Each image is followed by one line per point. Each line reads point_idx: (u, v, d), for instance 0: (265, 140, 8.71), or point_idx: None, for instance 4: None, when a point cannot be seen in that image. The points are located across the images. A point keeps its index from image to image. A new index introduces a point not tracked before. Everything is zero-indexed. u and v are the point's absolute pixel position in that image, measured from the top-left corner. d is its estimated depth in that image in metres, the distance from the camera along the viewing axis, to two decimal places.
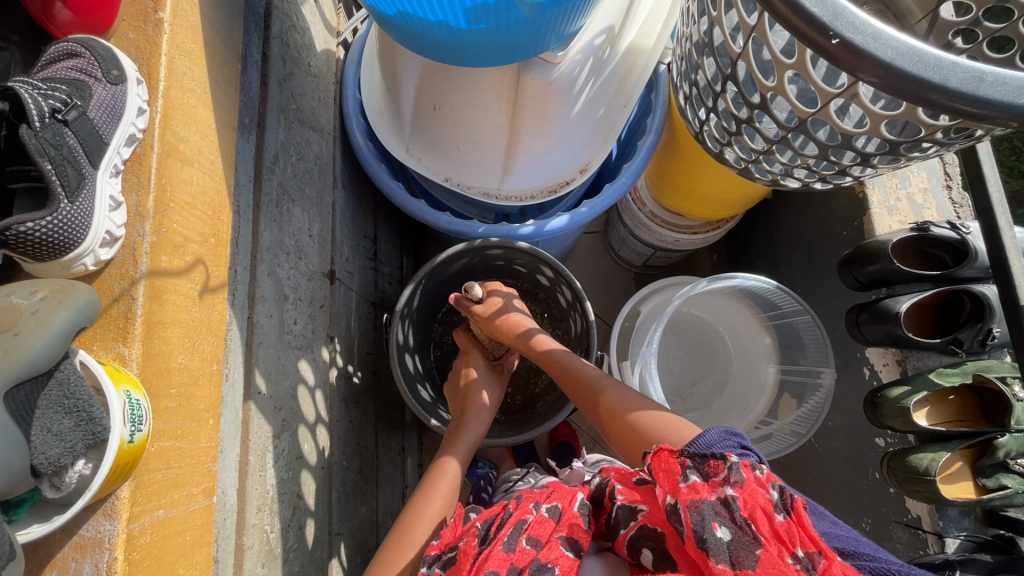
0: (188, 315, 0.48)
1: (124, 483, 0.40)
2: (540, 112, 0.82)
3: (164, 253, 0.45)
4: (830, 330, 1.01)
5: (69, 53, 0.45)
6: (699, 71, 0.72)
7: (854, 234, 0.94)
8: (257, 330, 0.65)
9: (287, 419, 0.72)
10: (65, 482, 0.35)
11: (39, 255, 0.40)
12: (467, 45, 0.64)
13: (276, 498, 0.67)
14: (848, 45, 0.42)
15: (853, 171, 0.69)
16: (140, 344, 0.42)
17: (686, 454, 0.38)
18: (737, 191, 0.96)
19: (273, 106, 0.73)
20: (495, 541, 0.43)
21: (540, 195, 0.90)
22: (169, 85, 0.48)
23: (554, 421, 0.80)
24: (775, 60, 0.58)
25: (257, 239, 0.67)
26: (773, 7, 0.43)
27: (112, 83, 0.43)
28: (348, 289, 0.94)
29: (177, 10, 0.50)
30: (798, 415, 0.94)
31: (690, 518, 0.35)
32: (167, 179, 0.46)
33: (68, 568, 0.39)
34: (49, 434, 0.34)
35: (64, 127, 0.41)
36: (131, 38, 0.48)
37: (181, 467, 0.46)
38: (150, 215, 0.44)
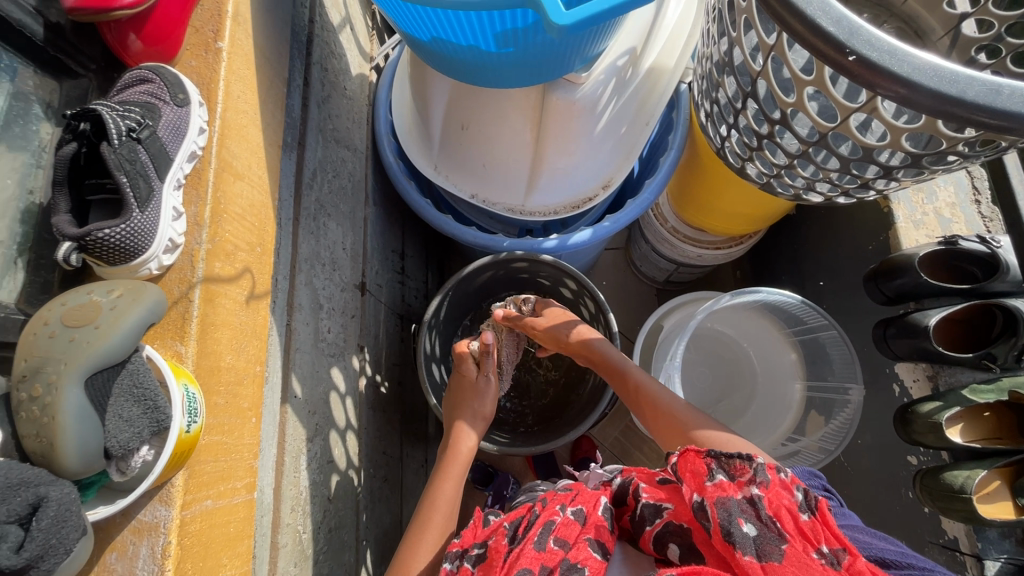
0: (237, 318, 0.51)
1: (179, 472, 0.43)
2: (564, 130, 0.85)
3: (218, 260, 0.49)
4: (857, 346, 1.00)
5: (141, 78, 0.49)
6: (720, 88, 0.74)
7: (880, 249, 0.94)
8: (295, 337, 0.68)
9: (319, 423, 0.74)
10: (131, 467, 0.37)
11: (111, 259, 0.44)
12: (497, 67, 0.67)
13: (308, 500, 0.70)
14: (865, 61, 0.43)
15: (876, 185, 0.69)
16: (195, 343, 0.45)
17: (711, 453, 0.39)
18: (759, 207, 0.97)
19: (313, 126, 0.78)
20: (526, 540, 0.44)
21: (564, 210, 0.93)
22: (225, 107, 0.53)
23: (578, 432, 0.82)
24: (794, 78, 0.60)
25: (296, 251, 0.71)
26: (789, 27, 0.45)
27: (178, 105, 0.48)
28: (377, 300, 0.97)
29: (233, 40, 0.54)
30: (826, 431, 0.91)
31: (717, 513, 0.36)
32: (222, 192, 0.50)
33: (126, 550, 0.41)
34: (121, 420, 0.36)
35: (137, 144, 0.45)
36: (192, 65, 0.53)
37: (227, 461, 0.49)
38: (207, 225, 0.48)
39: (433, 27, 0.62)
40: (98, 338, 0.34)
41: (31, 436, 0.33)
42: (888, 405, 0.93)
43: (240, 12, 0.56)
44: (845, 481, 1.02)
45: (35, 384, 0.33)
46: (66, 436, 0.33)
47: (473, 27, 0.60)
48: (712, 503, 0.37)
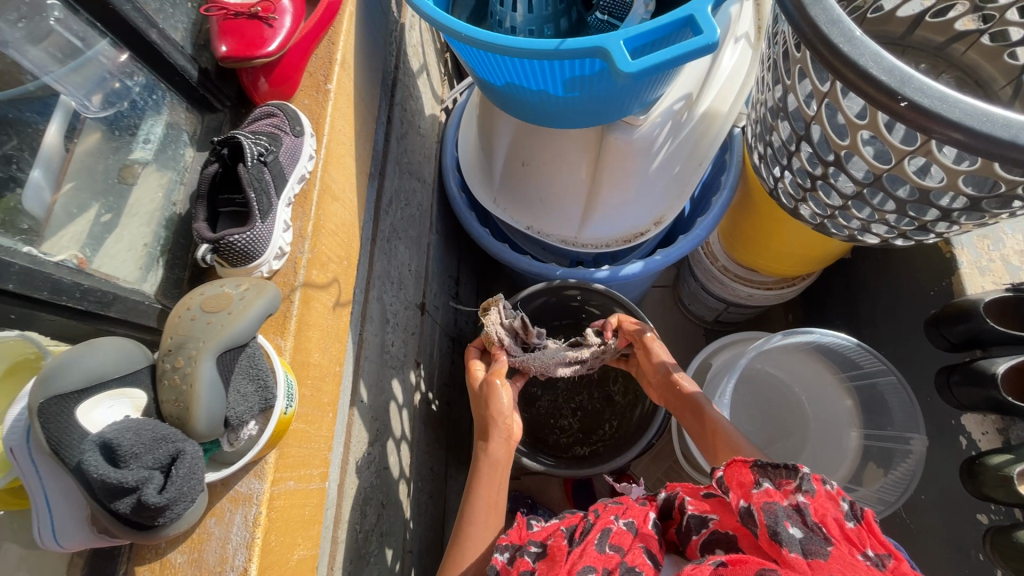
0: (325, 321, 0.58)
1: (272, 451, 0.48)
2: (621, 168, 0.90)
3: (315, 268, 0.56)
4: (919, 394, 0.96)
5: (267, 114, 0.59)
6: (775, 132, 0.78)
7: (943, 294, 0.92)
8: (365, 346, 0.74)
9: (379, 430, 0.79)
10: (239, 438, 0.45)
11: (232, 261, 0.51)
12: (563, 109, 0.73)
13: (365, 501, 0.74)
14: (917, 106, 0.46)
15: (935, 228, 0.70)
16: (293, 338, 0.52)
17: (758, 464, 0.45)
18: (812, 248, 0.98)
19: (393, 158, 0.86)
20: (587, 541, 0.46)
21: (616, 244, 0.98)
22: (330, 138, 0.61)
23: (624, 460, 0.84)
24: (848, 122, 0.63)
25: (371, 268, 0.78)
26: (842, 76, 0.49)
27: (296, 135, 0.56)
28: (434, 321, 1.03)
29: (339, 83, 0.64)
30: (884, 483, 0.88)
31: (764, 515, 0.41)
32: (322, 211, 0.58)
33: (222, 516, 0.47)
34: (238, 394, 0.43)
35: (264, 167, 0.52)
36: (307, 103, 0.63)
37: (308, 448, 0.54)
38: (309, 237, 0.56)
39: (508, 74, 0.69)
40: (231, 321, 0.41)
41: (170, 402, 0.40)
42: (954, 458, 0.89)
43: (347, 62, 0.66)
44: (908, 538, 0.96)
45: (178, 356, 0.40)
46: (200, 403, 0.39)
47: (544, 74, 0.66)
48: (759, 507, 0.42)
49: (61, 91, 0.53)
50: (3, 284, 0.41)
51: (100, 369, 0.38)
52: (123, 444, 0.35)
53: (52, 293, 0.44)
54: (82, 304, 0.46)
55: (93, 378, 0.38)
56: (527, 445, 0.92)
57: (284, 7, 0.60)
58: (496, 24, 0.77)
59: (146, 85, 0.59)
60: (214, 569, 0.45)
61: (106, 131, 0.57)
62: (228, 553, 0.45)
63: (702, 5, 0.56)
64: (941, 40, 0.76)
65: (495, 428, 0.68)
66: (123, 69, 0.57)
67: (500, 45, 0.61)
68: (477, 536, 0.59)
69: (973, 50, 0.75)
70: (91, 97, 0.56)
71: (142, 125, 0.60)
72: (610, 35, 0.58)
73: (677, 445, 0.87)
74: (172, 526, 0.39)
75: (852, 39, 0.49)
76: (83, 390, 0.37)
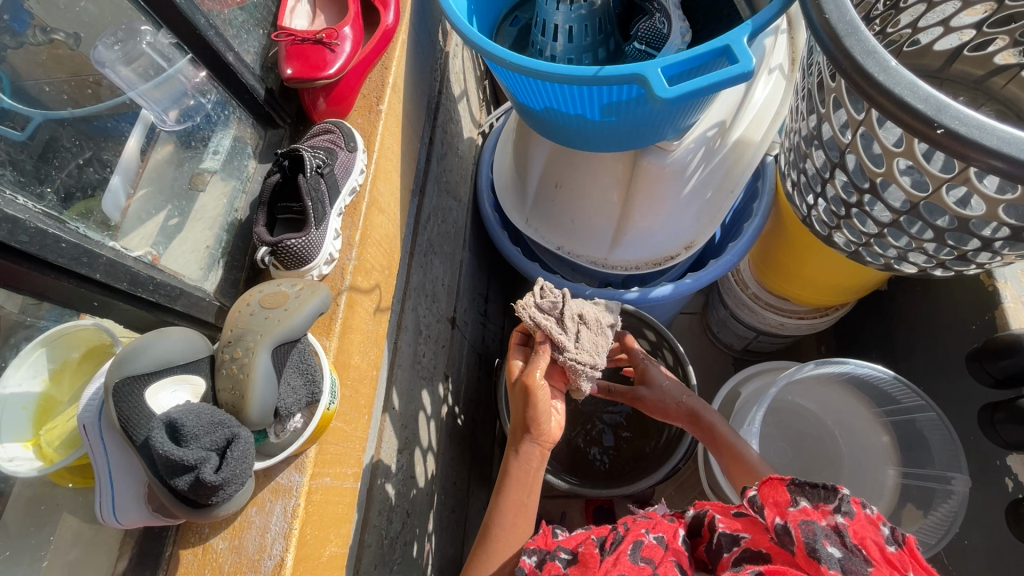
0: (366, 326, 0.60)
1: (313, 446, 0.50)
2: (653, 192, 0.92)
3: (360, 275, 0.59)
4: (960, 432, 0.93)
5: (324, 131, 0.63)
6: (808, 159, 0.79)
7: (985, 328, 0.90)
8: (399, 354, 0.76)
9: (408, 438, 0.81)
10: (285, 430, 0.47)
11: (287, 265, 0.54)
12: (599, 133, 0.76)
13: (392, 508, 0.75)
14: (953, 134, 0.47)
15: (976, 258, 0.69)
16: (337, 339, 0.55)
17: (795, 482, 0.46)
18: (846, 277, 0.97)
19: (433, 176, 0.90)
20: (620, 552, 0.48)
21: (645, 267, 0.99)
22: (379, 155, 0.65)
23: (650, 483, 0.84)
24: (884, 150, 0.63)
25: (408, 280, 0.81)
26: (877, 103, 0.50)
27: (350, 151, 0.61)
28: (463, 335, 1.05)
29: (390, 104, 0.69)
30: (923, 524, 0.85)
31: (803, 533, 0.43)
32: (369, 221, 0.62)
33: (263, 506, 0.49)
34: (289, 386, 0.46)
35: (321, 178, 0.56)
36: (360, 122, 0.68)
37: (344, 447, 0.56)
38: (356, 245, 0.59)
39: (547, 98, 0.73)
40: (288, 316, 0.45)
41: (227, 390, 0.43)
42: (1001, 501, 0.85)
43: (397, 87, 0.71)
44: None
45: (237, 348, 0.44)
46: (254, 393, 0.42)
47: (583, 100, 0.69)
48: (797, 525, 0.44)
49: (143, 105, 0.61)
50: (92, 273, 0.45)
51: (167, 356, 0.42)
52: (187, 424, 0.38)
53: (130, 285, 0.48)
54: (153, 296, 0.50)
55: (161, 363, 0.42)
56: (551, 463, 0.92)
57: (345, 34, 0.65)
58: (537, 53, 0.81)
59: (218, 102, 0.65)
60: (254, 556, 0.47)
61: (178, 142, 0.64)
62: (267, 542, 0.47)
63: (738, 35, 0.58)
64: (980, 73, 0.78)
65: (530, 433, 0.64)
66: (199, 87, 0.63)
67: (539, 73, 0.65)
68: (499, 546, 0.60)
69: (1014, 83, 0.76)
70: (168, 112, 0.63)
71: (213, 137, 0.66)
72: (648, 63, 0.60)
73: (703, 475, 0.86)
74: (224, 507, 0.41)
75: (887, 69, 0.50)
76: (152, 374, 0.41)
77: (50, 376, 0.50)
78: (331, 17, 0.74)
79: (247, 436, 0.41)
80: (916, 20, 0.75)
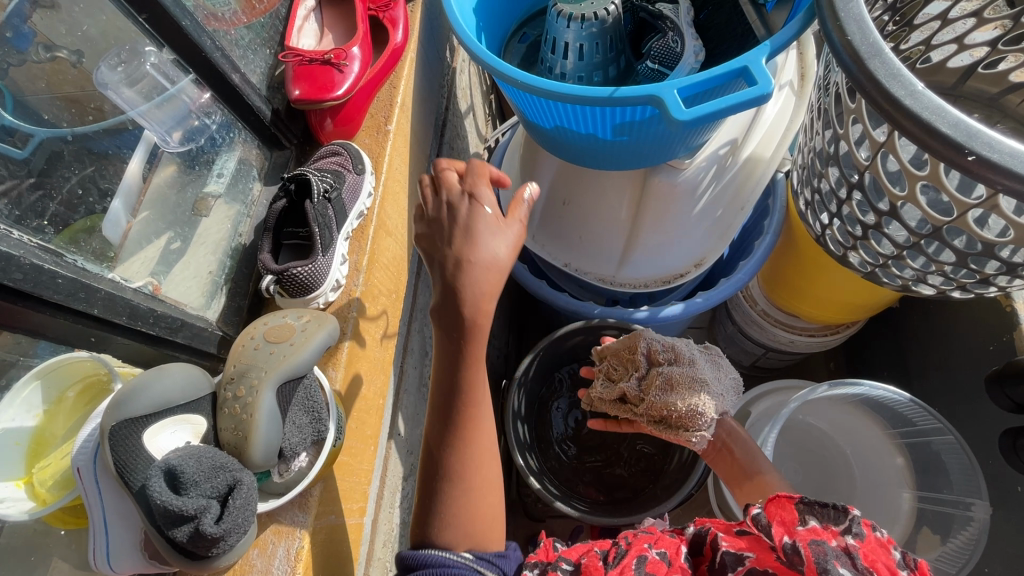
0: (373, 354, 0.59)
1: (317, 484, 0.48)
2: (663, 210, 0.90)
3: (368, 301, 0.58)
4: (978, 457, 0.91)
5: (332, 152, 0.62)
6: (823, 178, 0.77)
7: (1004, 350, 0.88)
8: (405, 378, 0.74)
9: (414, 464, 0.78)
10: (289, 469, 0.46)
11: (293, 292, 0.53)
12: (610, 152, 0.74)
13: (397, 538, 0.72)
14: (985, 160, 0.45)
15: (998, 282, 0.67)
16: (343, 369, 0.53)
17: (805, 501, 0.48)
18: (860, 296, 0.95)
19: None
20: (625, 566, 0.51)
21: (655, 284, 0.97)
22: (387, 176, 0.64)
23: (663, 509, 0.81)
24: (906, 172, 0.61)
25: (415, 300, 0.79)
26: (903, 127, 0.49)
27: (358, 173, 0.59)
28: None
29: (398, 124, 0.68)
30: (943, 552, 0.82)
31: (813, 553, 0.44)
32: (377, 245, 0.61)
33: (265, 549, 0.46)
34: (294, 425, 0.45)
35: (328, 204, 0.54)
36: (366, 143, 0.67)
37: (350, 483, 0.54)
38: (364, 271, 0.58)
39: (559, 118, 0.71)
40: (293, 352, 0.43)
41: (228, 430, 0.42)
42: None
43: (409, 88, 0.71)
44: None
45: (240, 386, 0.42)
46: (258, 432, 0.41)
47: (595, 119, 0.68)
48: (807, 544, 0.45)
49: (144, 125, 0.60)
50: (89, 308, 0.44)
51: (168, 396, 0.40)
52: (186, 470, 0.36)
53: (129, 318, 0.47)
54: (154, 329, 0.49)
55: (161, 404, 0.40)
56: (559, 488, 0.89)
57: (354, 54, 0.64)
58: (547, 70, 0.80)
59: (224, 123, 0.64)
60: None
61: (181, 164, 0.63)
62: None
63: (756, 56, 0.57)
64: (996, 90, 0.77)
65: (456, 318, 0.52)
66: (205, 109, 0.62)
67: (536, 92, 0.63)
68: (480, 471, 0.54)
69: None
70: (171, 133, 0.62)
71: (217, 160, 0.65)
72: (663, 84, 0.59)
73: (714, 499, 0.84)
74: (225, 556, 0.39)
75: (914, 93, 0.48)
76: (151, 415, 0.39)
77: (44, 412, 0.49)
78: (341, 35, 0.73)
79: (253, 478, 0.39)
80: (929, 38, 0.75)
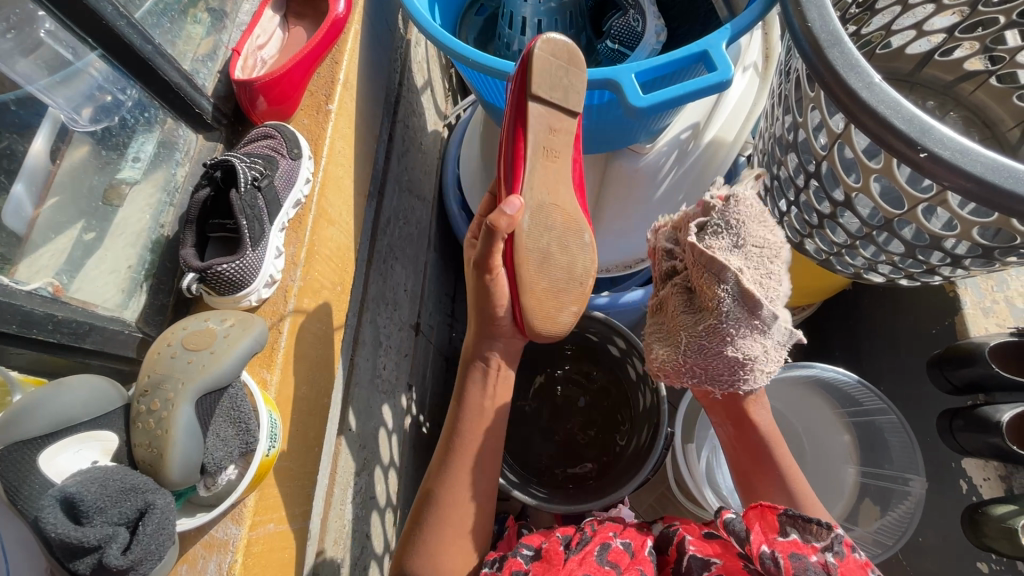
0: (314, 350, 0.59)
1: (251, 494, 0.49)
2: (624, 194, 0.88)
3: (307, 296, 0.59)
4: (917, 434, 0.96)
5: (265, 135, 0.60)
6: (782, 165, 0.76)
7: (945, 333, 0.93)
8: (356, 371, 0.70)
9: (367, 458, 0.74)
10: (217, 483, 0.47)
11: (221, 289, 0.53)
12: None
13: (350, 534, 0.70)
14: (937, 158, 0.45)
15: (942, 271, 0.68)
16: (279, 371, 0.54)
17: (789, 514, 0.49)
18: (816, 279, 0.95)
19: (392, 177, 0.83)
20: (587, 552, 0.51)
21: (615, 269, 0.93)
22: (329, 159, 0.64)
23: (620, 495, 0.81)
24: (861, 163, 0.60)
25: (366, 289, 0.74)
26: (859, 120, 0.47)
27: (293, 158, 0.59)
28: (428, 341, 0.97)
29: (340, 103, 0.67)
30: (883, 524, 0.86)
31: (792, 565, 0.45)
32: (316, 235, 0.61)
33: (196, 562, 0.48)
34: (218, 439, 0.46)
35: (258, 192, 0.54)
36: (305, 123, 0.66)
37: (291, 486, 0.55)
38: (301, 264, 0.58)
39: None
40: (213, 361, 0.44)
41: (144, 446, 0.43)
42: (954, 501, 0.88)
43: (560, 200, 0.61)
44: None
45: (154, 399, 0.43)
46: (175, 446, 0.42)
47: None
48: (787, 557, 0.46)
49: (49, 103, 0.54)
50: None
51: (68, 413, 0.41)
52: (86, 499, 0.37)
53: (20, 326, 0.45)
54: (53, 336, 0.47)
55: (62, 422, 0.41)
56: (519, 475, 0.89)
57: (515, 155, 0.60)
58: (503, 47, 0.76)
59: (139, 102, 0.60)
60: None
61: (94, 144, 0.58)
62: None
63: (717, 40, 0.55)
64: (950, 78, 0.77)
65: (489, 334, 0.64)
66: (115, 83, 0.58)
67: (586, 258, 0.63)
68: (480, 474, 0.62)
69: (982, 90, 0.75)
70: (80, 111, 0.57)
71: (132, 143, 0.61)
72: (621, 68, 0.56)
73: (673, 480, 0.88)
74: None
75: (871, 85, 0.47)
76: (47, 435, 0.40)
77: None
78: (281, 19, 0.73)
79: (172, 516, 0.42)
80: (891, 23, 0.73)
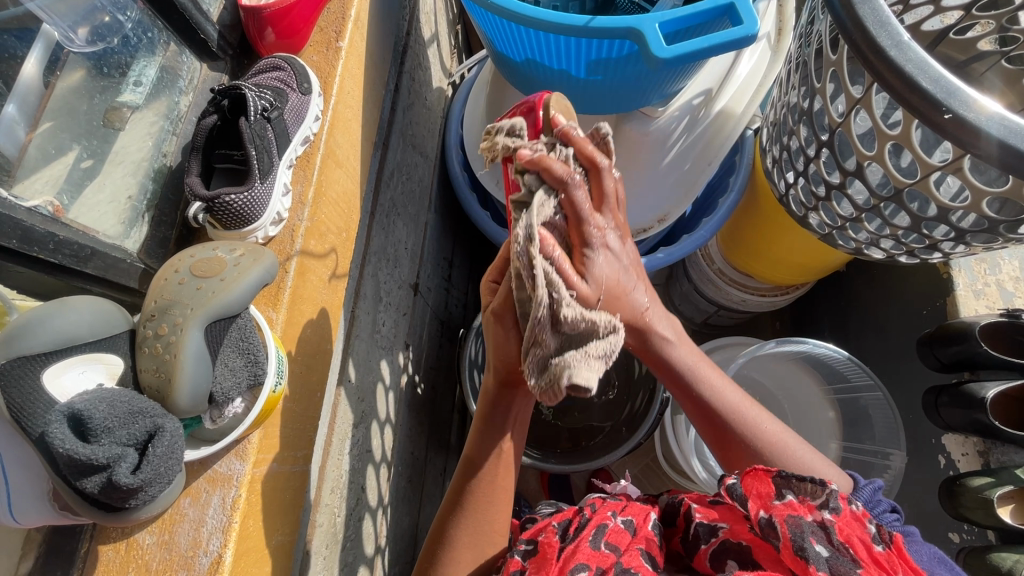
0: (317, 295, 0.59)
1: (255, 431, 0.49)
2: (631, 160, 0.87)
3: (313, 238, 0.58)
4: (902, 411, 0.98)
5: (274, 66, 0.59)
6: (793, 134, 0.75)
7: (936, 314, 0.93)
8: (357, 323, 0.70)
9: (365, 411, 0.74)
10: (223, 416, 0.47)
11: (229, 223, 0.52)
12: (576, 91, 0.72)
13: (346, 485, 0.69)
14: (961, 120, 0.44)
15: (943, 247, 0.68)
16: (284, 310, 0.53)
17: (782, 475, 0.46)
18: (814, 259, 0.97)
19: (397, 129, 0.80)
20: (581, 539, 0.50)
21: None
22: (338, 99, 0.62)
23: (605, 462, 0.82)
24: (878, 131, 0.59)
25: (368, 243, 0.73)
26: (883, 78, 0.47)
27: (303, 93, 0.57)
28: (426, 303, 0.96)
29: (351, 42, 0.65)
30: None
31: (789, 529, 0.43)
32: (324, 175, 0.60)
33: (199, 496, 0.48)
34: (228, 370, 0.45)
35: (267, 123, 0.53)
36: (315, 60, 0.64)
37: (291, 428, 0.56)
38: (309, 204, 0.57)
39: (528, 49, 0.66)
40: (223, 288, 0.43)
41: (151, 371, 0.43)
42: (932, 475, 0.91)
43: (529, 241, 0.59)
44: None
45: (162, 323, 0.42)
46: (184, 374, 0.41)
47: (570, 53, 0.64)
48: (784, 522, 0.44)
49: (45, 20, 0.52)
50: None
51: (74, 333, 0.41)
52: (94, 417, 0.37)
53: (21, 242, 0.43)
54: (55, 256, 0.45)
55: (66, 342, 0.40)
56: None
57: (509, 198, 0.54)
58: None
59: (139, 22, 0.58)
60: (186, 553, 0.46)
61: (91, 68, 0.56)
62: (202, 536, 0.47)
63: None
64: (962, 58, 0.75)
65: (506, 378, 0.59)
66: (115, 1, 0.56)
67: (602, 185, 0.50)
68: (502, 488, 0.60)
69: (993, 72, 0.73)
70: (76, 30, 0.55)
71: (134, 65, 0.59)
72: (644, 17, 0.55)
73: (660, 453, 0.90)
74: (144, 508, 0.42)
75: (900, 43, 0.46)
76: (50, 353, 0.39)
77: None
78: None
79: (182, 443, 0.42)
80: None
